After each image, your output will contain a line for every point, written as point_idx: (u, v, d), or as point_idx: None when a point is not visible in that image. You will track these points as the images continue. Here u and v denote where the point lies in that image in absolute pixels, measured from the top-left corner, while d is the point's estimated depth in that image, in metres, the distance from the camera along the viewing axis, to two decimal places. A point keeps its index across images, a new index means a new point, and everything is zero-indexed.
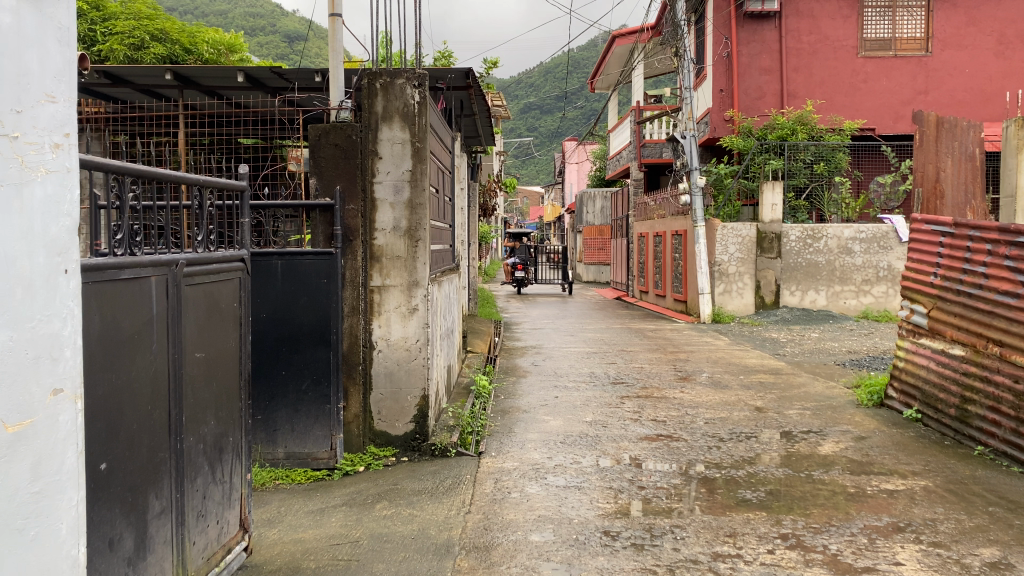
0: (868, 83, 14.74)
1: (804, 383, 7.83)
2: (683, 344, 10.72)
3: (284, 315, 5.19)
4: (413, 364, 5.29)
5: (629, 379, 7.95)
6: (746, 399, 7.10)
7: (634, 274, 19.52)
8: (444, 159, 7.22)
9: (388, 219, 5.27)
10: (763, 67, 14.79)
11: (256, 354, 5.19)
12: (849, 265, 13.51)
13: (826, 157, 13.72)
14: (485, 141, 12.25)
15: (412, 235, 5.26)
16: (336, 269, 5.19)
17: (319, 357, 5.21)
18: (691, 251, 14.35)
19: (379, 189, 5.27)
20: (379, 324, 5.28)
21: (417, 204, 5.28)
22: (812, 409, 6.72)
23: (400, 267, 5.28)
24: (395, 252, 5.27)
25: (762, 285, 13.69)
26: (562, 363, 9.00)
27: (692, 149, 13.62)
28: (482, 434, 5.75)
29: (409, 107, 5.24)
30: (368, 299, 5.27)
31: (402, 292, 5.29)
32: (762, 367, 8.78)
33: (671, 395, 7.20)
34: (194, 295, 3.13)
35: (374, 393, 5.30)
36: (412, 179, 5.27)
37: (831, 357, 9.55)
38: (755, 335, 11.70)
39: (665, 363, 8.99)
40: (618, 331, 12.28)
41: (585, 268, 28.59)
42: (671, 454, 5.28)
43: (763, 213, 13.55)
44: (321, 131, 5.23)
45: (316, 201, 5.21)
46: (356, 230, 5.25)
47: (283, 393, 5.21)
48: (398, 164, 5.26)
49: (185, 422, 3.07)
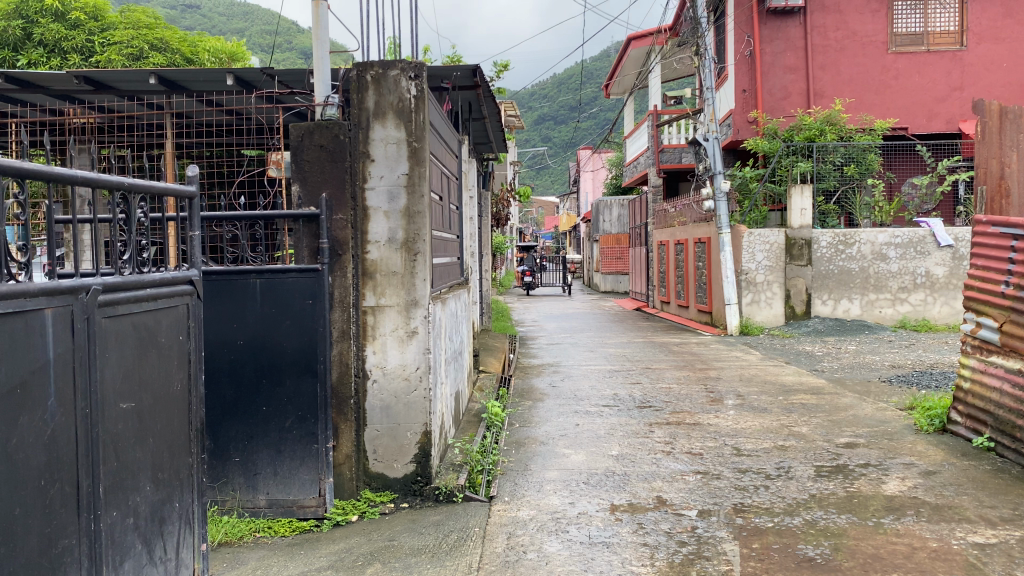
0: (899, 80, 13.98)
1: (851, 404, 7.07)
2: (712, 359, 9.98)
3: (263, 341, 4.51)
4: (414, 396, 4.62)
5: (657, 402, 7.22)
6: (789, 425, 6.35)
7: (654, 283, 18.77)
8: (449, 163, 6.55)
9: (382, 230, 4.60)
10: (788, 65, 14.03)
11: (232, 387, 4.52)
12: (884, 271, 12.71)
13: (856, 159, 12.88)
14: (497, 147, 11.64)
15: (409, 248, 4.60)
16: (322, 288, 4.51)
17: (305, 390, 4.52)
18: (716, 259, 13.60)
19: (371, 196, 4.59)
20: (374, 351, 4.61)
21: (415, 213, 4.61)
22: (866, 436, 5.96)
23: (397, 285, 4.61)
24: (391, 268, 4.60)
25: (792, 294, 12.91)
26: (582, 384, 8.28)
27: (715, 151, 12.91)
28: (494, 473, 5.05)
29: (405, 102, 4.58)
30: (360, 321, 4.60)
31: (400, 313, 4.62)
32: (801, 386, 8.01)
33: (705, 422, 6.46)
34: (116, 330, 2.49)
35: (369, 429, 4.62)
36: (409, 183, 4.60)
37: (875, 374, 8.77)
38: (787, 349, 10.93)
39: (694, 383, 8.25)
40: (641, 345, 11.54)
41: (602, 279, 27.22)
42: (713, 498, 4.56)
43: (792, 219, 12.76)
44: (305, 130, 4.55)
45: (299, 210, 4.53)
46: (346, 243, 4.57)
47: (264, 432, 4.53)
48: (392, 167, 4.59)
49: (106, 492, 2.42)
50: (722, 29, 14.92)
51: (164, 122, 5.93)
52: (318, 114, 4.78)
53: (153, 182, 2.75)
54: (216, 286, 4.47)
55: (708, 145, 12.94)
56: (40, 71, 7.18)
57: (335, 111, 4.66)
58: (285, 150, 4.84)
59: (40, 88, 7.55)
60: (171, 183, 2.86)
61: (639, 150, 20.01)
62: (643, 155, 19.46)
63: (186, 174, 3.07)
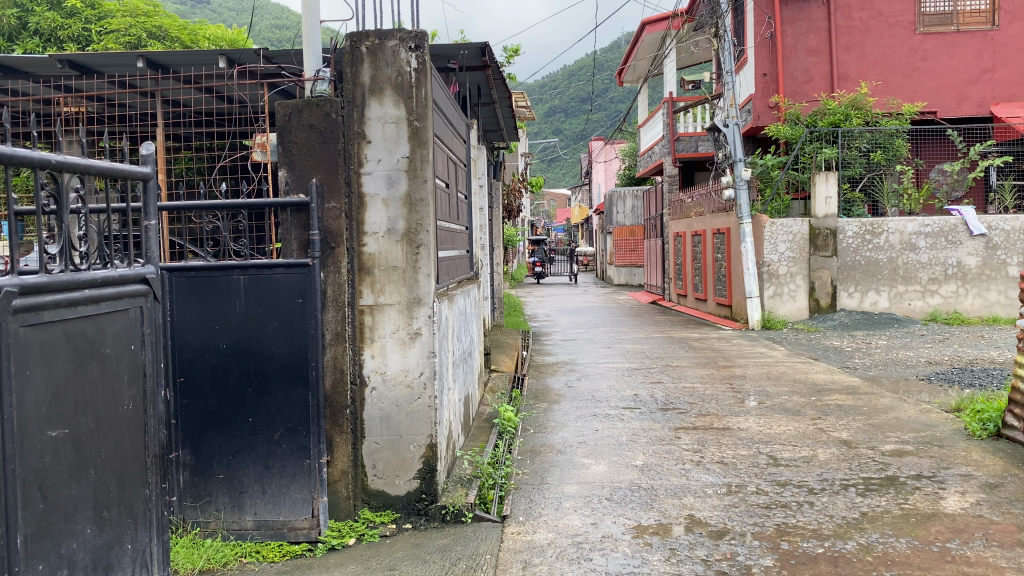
0: (927, 62, 13.39)
1: (892, 405, 6.54)
2: (735, 356, 9.45)
3: (248, 345, 4.06)
4: (417, 405, 4.15)
5: (681, 404, 6.71)
6: (826, 429, 5.85)
7: (671, 276, 18.23)
8: (456, 149, 6.08)
9: (379, 219, 4.14)
10: (811, 48, 13.46)
11: (216, 396, 4.08)
12: (913, 262, 12.14)
13: (883, 145, 12.36)
14: (508, 135, 11.15)
15: (411, 239, 4.13)
16: (313, 285, 4.04)
17: (295, 399, 4.06)
18: (737, 251, 13.07)
19: (368, 181, 4.13)
20: (373, 355, 4.15)
21: (417, 200, 4.14)
22: (914, 443, 5.44)
23: (397, 282, 4.15)
24: (391, 262, 4.14)
25: (817, 286, 12.36)
26: (599, 383, 7.79)
27: (735, 137, 12.40)
28: (507, 488, 4.59)
29: (404, 77, 4.11)
30: (356, 322, 4.14)
31: (401, 313, 4.16)
32: (835, 386, 7.48)
33: (736, 427, 5.96)
34: (43, 340, 2.02)
35: (367, 442, 4.16)
36: (410, 167, 4.13)
37: (911, 371, 8.22)
38: (814, 344, 10.39)
39: (719, 382, 7.75)
40: (659, 341, 11.04)
41: (615, 271, 26.70)
42: (753, 517, 4.07)
43: (816, 207, 12.22)
44: (292, 108, 4.08)
45: (286, 198, 4.05)
46: (340, 233, 4.08)
47: (250, 446, 4.08)
48: (391, 149, 4.13)
49: (31, 543, 1.96)
50: (741, 11, 14.34)
51: (154, 108, 5.54)
52: (308, 90, 4.30)
53: (92, 161, 2.28)
54: (197, 284, 4.05)
55: (728, 132, 12.42)
56: (23, 55, 6.76)
57: (326, 87, 4.18)
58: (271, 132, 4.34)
59: (25, 75, 7.13)
60: (118, 162, 2.39)
61: (654, 139, 19.45)
62: (658, 144, 18.89)
63: (139, 152, 2.59)
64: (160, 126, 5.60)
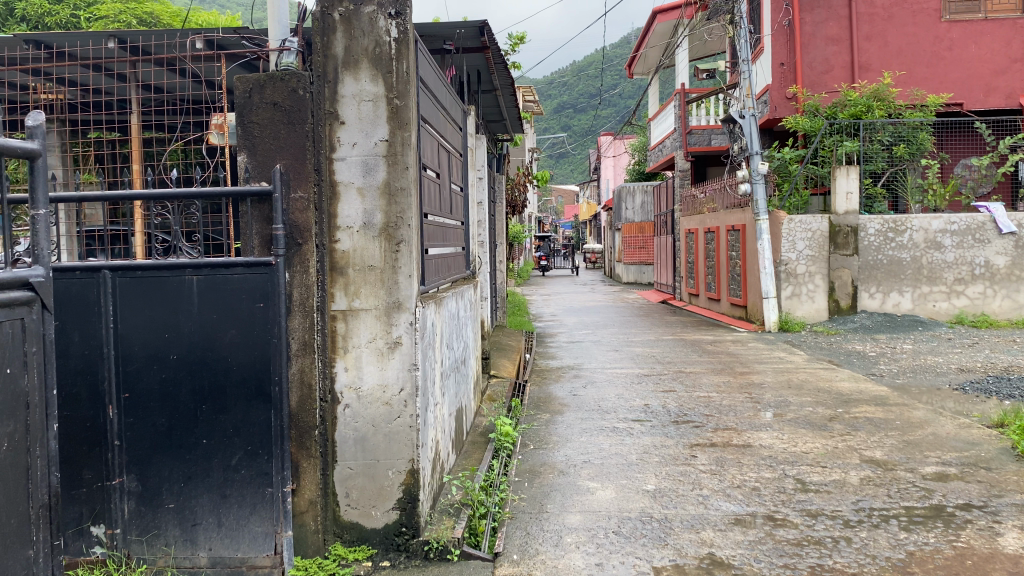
0: (953, 51, 12.77)
1: (927, 419, 5.97)
2: (751, 361, 8.89)
3: (201, 356, 3.53)
4: (397, 426, 3.62)
5: (696, 417, 6.16)
6: (857, 448, 5.27)
7: (682, 274, 17.71)
8: (450, 136, 5.55)
9: (354, 212, 3.61)
10: (831, 36, 12.82)
11: (166, 414, 3.55)
12: (938, 262, 11.54)
13: (907, 138, 11.78)
14: (511, 126, 10.65)
15: (390, 235, 3.60)
16: (276, 287, 3.51)
17: (256, 418, 3.54)
18: (753, 249, 12.51)
19: (341, 168, 3.60)
20: (346, 367, 3.63)
21: (398, 189, 3.60)
22: (958, 464, 4.87)
23: (374, 284, 3.62)
24: (368, 261, 3.62)
25: (836, 286, 11.78)
26: (607, 391, 7.24)
27: (752, 129, 11.84)
28: (501, 518, 4.07)
29: (383, 48, 3.58)
30: (327, 329, 3.61)
31: (378, 321, 3.63)
32: (862, 396, 6.90)
33: (757, 444, 5.40)
34: None
35: (340, 467, 3.64)
36: (389, 151, 3.60)
37: (943, 380, 7.63)
38: (835, 348, 9.82)
39: (735, 390, 7.18)
40: (671, 344, 10.48)
41: (624, 268, 26.08)
42: (782, 558, 3.52)
43: (837, 203, 11.68)
44: (254, 83, 3.54)
45: (246, 187, 3.52)
46: (307, 228, 3.55)
47: (205, 471, 3.55)
48: (368, 132, 3.60)
49: None
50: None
51: (128, 95, 5.09)
52: (273, 62, 3.76)
53: None
54: (144, 285, 3.53)
55: (744, 123, 11.87)
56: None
57: (293, 59, 3.65)
58: (231, 112, 3.80)
59: None
60: None
61: (665, 133, 18.85)
62: (669, 139, 18.32)
63: (28, 122, 2.05)
64: (135, 115, 5.16)
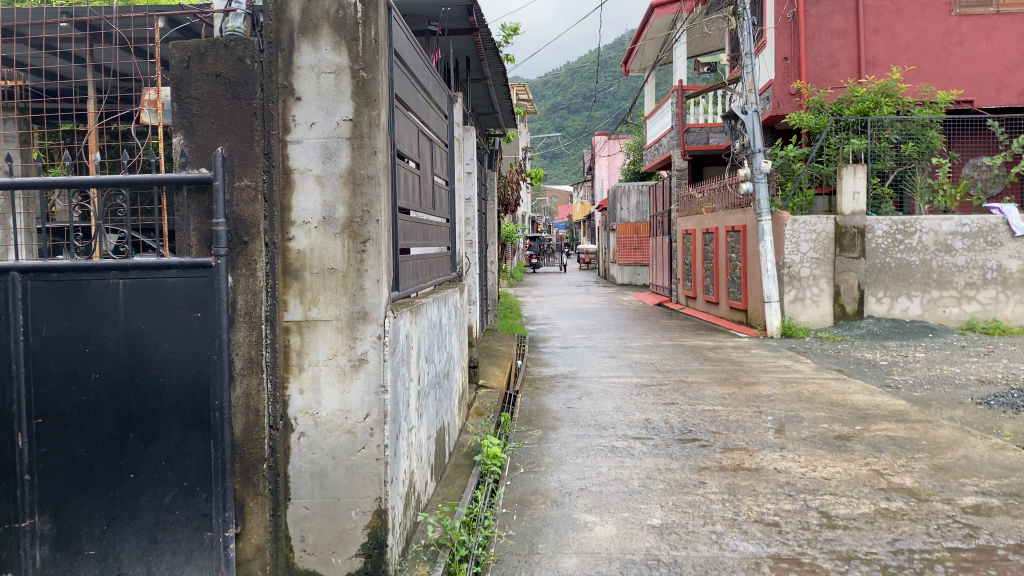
0: (963, 46, 12.28)
1: (957, 439, 5.43)
2: (756, 370, 8.35)
3: (128, 376, 2.96)
4: (361, 459, 3.06)
5: (702, 436, 5.60)
6: (884, 474, 4.72)
7: (678, 277, 17.19)
8: (434, 123, 4.97)
9: (312, 206, 3.05)
10: (836, 30, 12.30)
11: (85, 443, 2.97)
12: (949, 265, 11.02)
13: (916, 136, 11.34)
14: (503, 120, 10.09)
15: (353, 232, 3.05)
16: (216, 294, 2.96)
17: (192, 450, 2.99)
18: (755, 250, 11.98)
19: (296, 152, 3.04)
20: (301, 390, 3.07)
21: (364, 178, 3.04)
22: (1001, 494, 4.33)
23: (335, 291, 3.06)
24: (328, 264, 3.06)
25: (842, 291, 11.24)
26: (603, 404, 6.67)
27: (755, 126, 11.32)
28: (485, 561, 3.50)
29: (346, 10, 3.02)
30: (279, 344, 3.05)
31: (340, 334, 3.06)
32: (880, 412, 6.34)
33: (772, 468, 4.84)
34: None
35: (293, 505, 3.07)
36: (353, 133, 3.04)
37: (964, 393, 7.09)
38: (843, 356, 9.28)
39: (742, 403, 6.62)
40: (670, 351, 9.92)
41: (618, 270, 25.51)
42: None
43: (842, 204, 11.12)
44: (193, 50, 2.98)
45: (182, 174, 2.97)
46: (255, 223, 3.00)
47: (132, 512, 2.99)
48: (328, 110, 3.04)
49: None
50: None
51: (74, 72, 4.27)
52: (217, 27, 3.20)
53: None
54: (60, 290, 2.95)
55: (747, 119, 11.36)
56: None
57: (239, 23, 3.09)
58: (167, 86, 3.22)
59: None
60: None
61: (662, 131, 18.24)
62: (666, 137, 17.74)
63: None
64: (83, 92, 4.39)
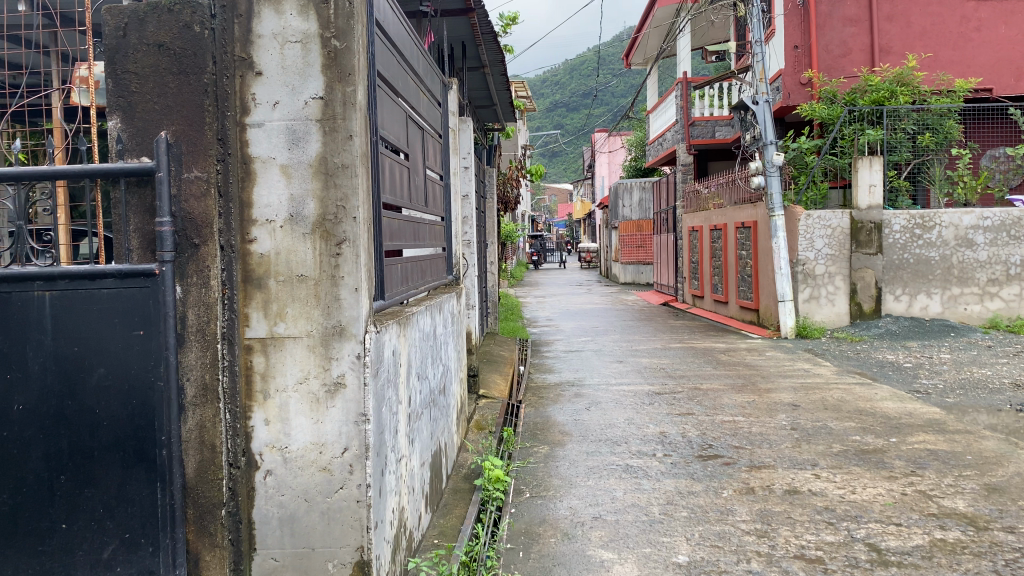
0: (980, 32, 11.82)
1: (1006, 453, 4.93)
2: (774, 374, 7.86)
3: (57, 408, 2.47)
4: (338, 502, 2.56)
5: (724, 453, 5.10)
6: (932, 496, 4.22)
7: (684, 275, 16.70)
8: (426, 110, 4.48)
9: (276, 200, 2.57)
10: (848, 17, 11.78)
11: (4, 488, 2.47)
12: (970, 261, 10.52)
13: (933, 126, 10.83)
14: (503, 113, 9.60)
15: (325, 230, 2.56)
16: (161, 307, 2.48)
17: (135, 494, 2.50)
18: (766, 248, 11.50)
19: (257, 137, 2.56)
20: (267, 420, 2.58)
21: (338, 168, 2.55)
22: None
23: (304, 302, 2.57)
24: (297, 270, 2.57)
25: (858, 288, 10.75)
26: (614, 415, 6.17)
27: (766, 116, 10.87)
28: None
29: None
30: (238, 366, 2.56)
31: (311, 353, 2.58)
32: (915, 421, 5.83)
33: (807, 490, 4.35)
34: None
35: (259, 557, 2.57)
36: (324, 113, 2.55)
37: (1000, 398, 6.58)
38: (864, 358, 8.79)
39: (764, 413, 6.13)
40: (680, 355, 9.42)
41: (621, 268, 25.00)
42: None
43: (859, 198, 10.64)
44: (133, 15, 2.50)
45: (119, 164, 2.48)
46: (208, 221, 2.50)
47: (63, 569, 2.50)
48: (294, 86, 2.55)
49: None
50: None
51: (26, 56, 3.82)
52: None
53: None
54: None
55: (758, 110, 10.92)
56: None
57: None
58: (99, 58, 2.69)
59: None
60: None
61: (666, 125, 17.71)
62: (670, 131, 17.23)
63: None
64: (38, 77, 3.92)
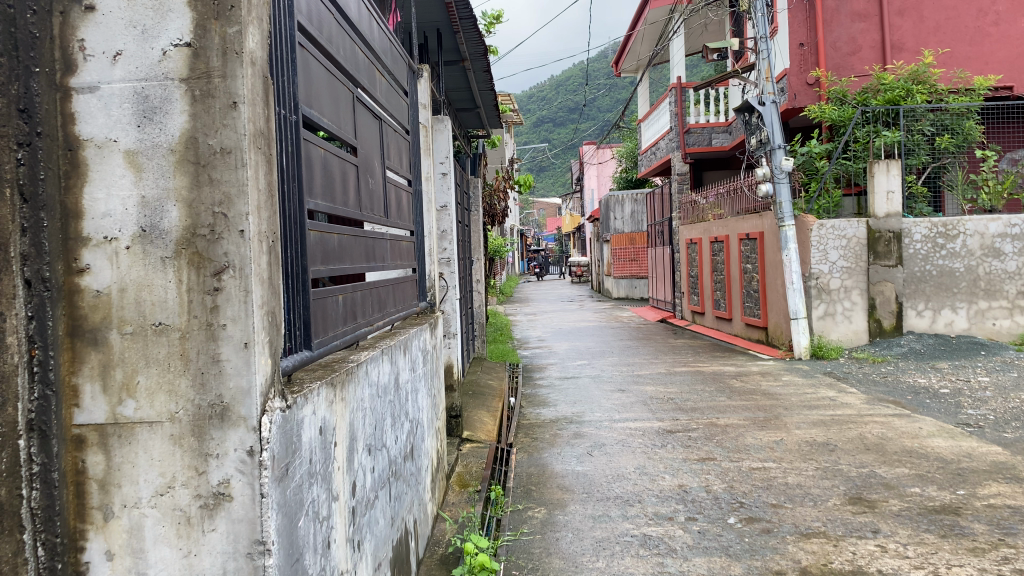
0: (999, 26, 11.05)
1: None
2: (797, 405, 6.92)
3: None
4: None
5: (761, 516, 4.15)
6: None
7: (682, 290, 15.82)
8: (389, 97, 3.55)
9: (119, 207, 1.63)
10: (857, 12, 10.98)
11: None
12: (997, 272, 9.64)
13: (951, 127, 10.01)
14: (487, 117, 8.70)
15: (195, 253, 1.63)
16: None
17: None
18: (775, 260, 10.64)
19: (85, 110, 1.64)
20: (109, 553, 1.63)
21: (214, 154, 1.63)
22: None
23: (165, 367, 1.64)
24: (152, 317, 1.64)
25: (877, 304, 9.87)
26: (621, 462, 5.22)
27: (773, 118, 10.07)
28: None
29: None
30: (61, 471, 1.61)
31: (177, 447, 1.64)
32: (979, 466, 4.91)
33: (876, 572, 3.40)
34: None
35: None
36: (194, 70, 1.63)
37: None
38: (893, 383, 7.87)
39: (798, 458, 5.20)
40: (688, 381, 8.47)
41: (614, 283, 24.13)
42: None
43: (875, 206, 9.78)
44: None
45: None
46: (4, 238, 1.54)
47: None
48: (145, 27, 1.63)
49: None
50: None
51: None
52: None
53: None
54: None
55: (765, 111, 10.08)
56: None
57: None
58: None
59: None
60: None
61: (659, 133, 16.83)
62: (664, 139, 16.35)
63: None
64: None
